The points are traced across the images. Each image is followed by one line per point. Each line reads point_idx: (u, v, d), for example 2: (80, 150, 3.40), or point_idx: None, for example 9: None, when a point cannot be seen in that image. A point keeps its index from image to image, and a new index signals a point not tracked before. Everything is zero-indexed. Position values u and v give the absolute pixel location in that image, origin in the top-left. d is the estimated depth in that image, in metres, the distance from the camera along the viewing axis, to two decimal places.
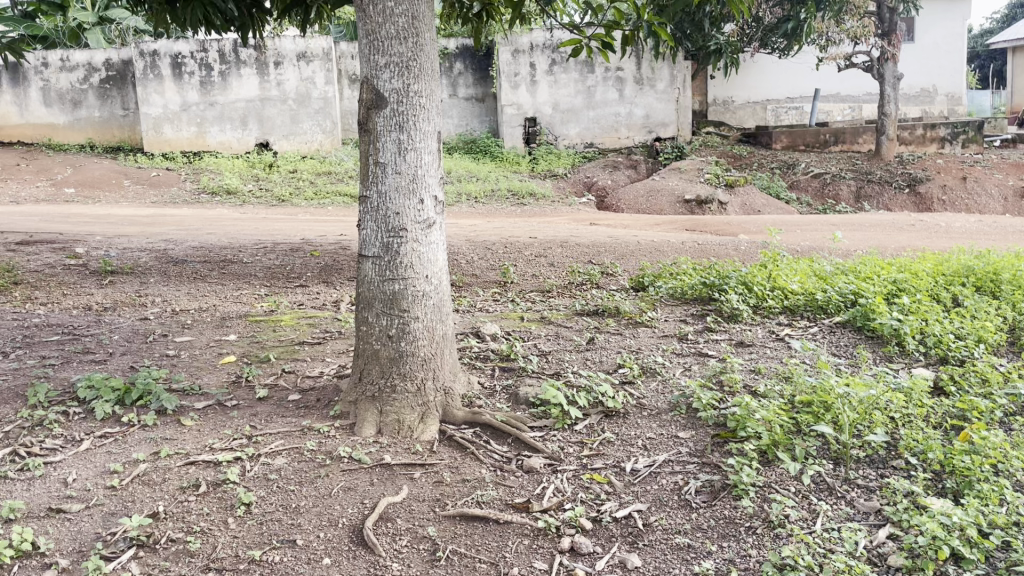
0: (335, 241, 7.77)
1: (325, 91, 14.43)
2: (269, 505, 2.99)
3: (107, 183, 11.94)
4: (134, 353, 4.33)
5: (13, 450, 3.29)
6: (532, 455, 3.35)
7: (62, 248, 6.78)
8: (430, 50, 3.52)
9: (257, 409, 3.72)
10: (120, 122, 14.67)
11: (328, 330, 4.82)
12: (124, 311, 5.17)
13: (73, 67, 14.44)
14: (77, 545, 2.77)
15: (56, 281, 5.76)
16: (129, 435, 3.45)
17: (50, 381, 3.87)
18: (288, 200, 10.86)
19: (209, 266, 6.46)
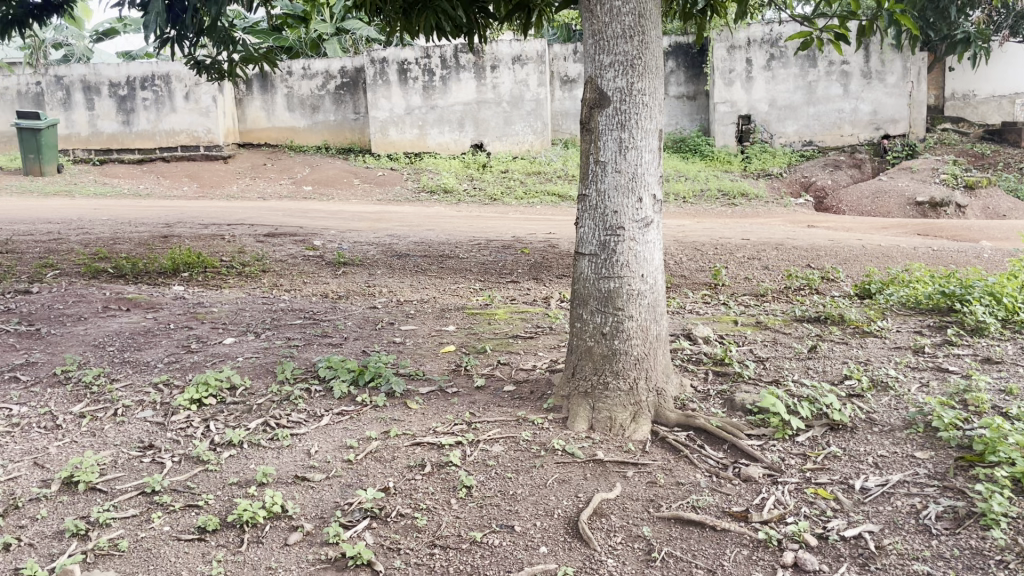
0: (545, 239, 7.92)
1: (538, 92, 14.82)
2: (489, 490, 3.10)
3: (339, 182, 12.95)
4: (364, 338, 4.66)
5: (265, 421, 3.65)
6: (750, 463, 3.24)
7: (303, 240, 7.45)
8: (656, 47, 3.49)
9: (476, 397, 3.88)
10: (352, 125, 15.88)
11: (540, 325, 4.93)
12: (356, 300, 5.59)
13: (313, 75, 15.73)
14: (319, 512, 3.00)
15: (297, 270, 6.33)
16: (362, 414, 3.72)
17: (295, 360, 4.25)
18: (500, 198, 11.23)
19: (429, 260, 6.83)
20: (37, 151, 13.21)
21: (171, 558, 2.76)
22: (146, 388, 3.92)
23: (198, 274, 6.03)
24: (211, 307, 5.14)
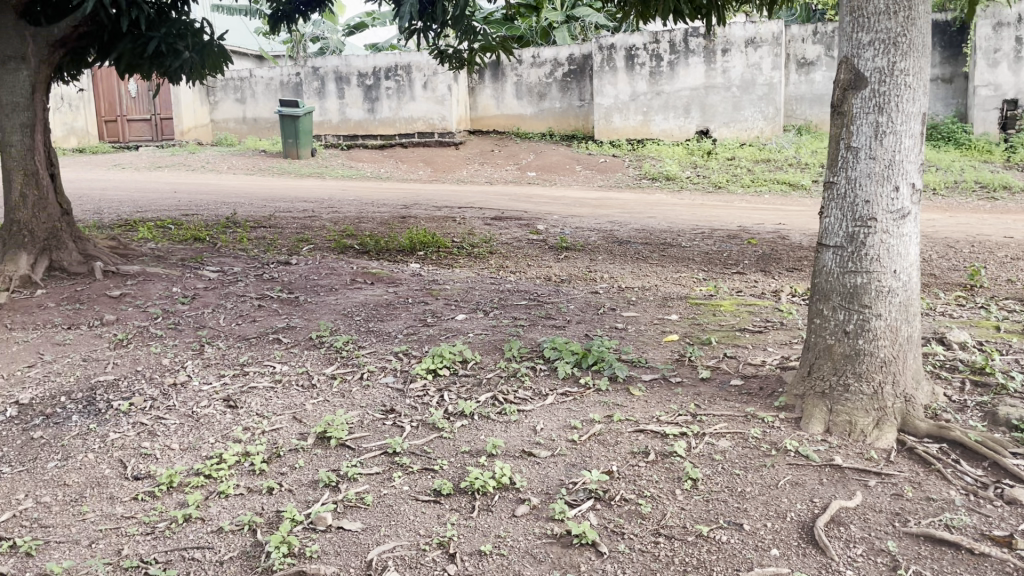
0: (773, 229, 7.57)
1: (771, 76, 14.13)
2: (716, 484, 3.02)
3: (563, 168, 13.17)
4: (588, 322, 4.70)
5: (494, 395, 3.78)
6: (1015, 485, 2.90)
7: (527, 224, 7.65)
8: (923, 22, 3.19)
9: (700, 389, 3.78)
10: (577, 112, 16.07)
11: (769, 319, 4.72)
12: (578, 284, 5.65)
13: (541, 63, 16.07)
14: (545, 488, 3.06)
15: (522, 253, 6.50)
16: (585, 396, 3.76)
17: (521, 339, 4.37)
18: (725, 186, 10.92)
19: (651, 248, 6.76)
20: (294, 137, 14.59)
21: (409, 516, 2.93)
22: (388, 355, 4.22)
23: (432, 253, 6.38)
24: (444, 285, 5.42)
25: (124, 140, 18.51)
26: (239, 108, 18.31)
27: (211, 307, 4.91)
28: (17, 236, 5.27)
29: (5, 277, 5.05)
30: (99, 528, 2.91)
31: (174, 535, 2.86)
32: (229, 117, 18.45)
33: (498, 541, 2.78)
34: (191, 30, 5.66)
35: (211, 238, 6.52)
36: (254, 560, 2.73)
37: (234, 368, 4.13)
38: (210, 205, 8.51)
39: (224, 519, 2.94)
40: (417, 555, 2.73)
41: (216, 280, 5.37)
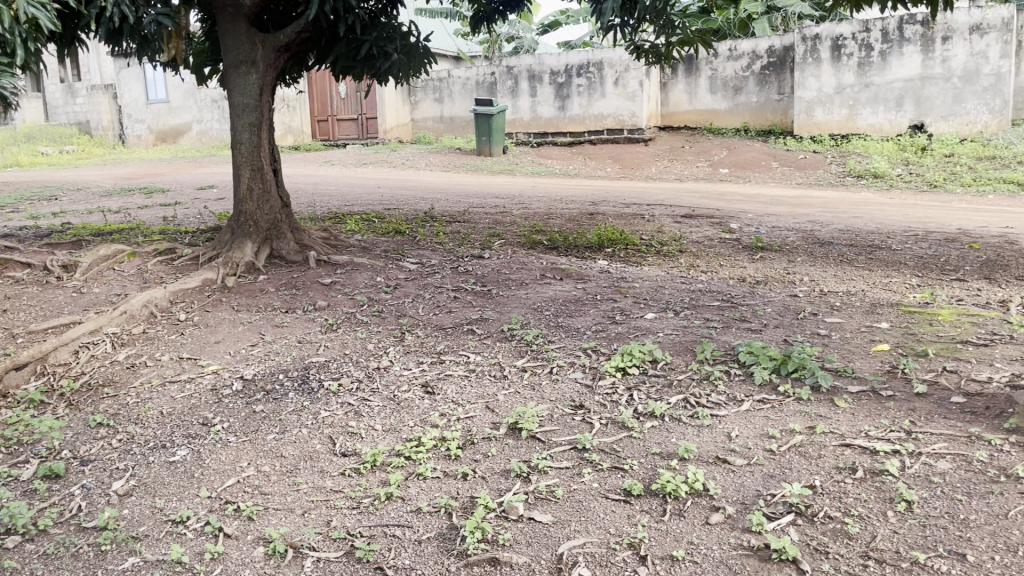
0: (999, 233, 6.88)
1: (999, 65, 12.86)
2: (934, 509, 2.78)
3: (758, 165, 12.68)
4: (786, 327, 4.48)
5: (686, 398, 3.68)
6: None
7: (720, 223, 7.42)
8: None
9: (915, 404, 3.49)
10: (775, 106, 15.36)
11: (996, 332, 4.28)
12: (775, 286, 5.40)
13: (739, 56, 15.51)
14: (741, 497, 2.94)
15: (714, 252, 6.32)
16: (784, 405, 3.58)
17: (715, 341, 4.23)
18: (941, 185, 10.06)
19: (856, 250, 6.35)
20: (488, 135, 15.01)
21: (600, 514, 2.92)
22: (577, 351, 4.23)
23: (621, 250, 6.33)
24: (634, 283, 5.36)
25: (334, 138, 19.76)
26: (437, 107, 19.11)
27: (410, 296, 5.15)
28: (245, 226, 5.77)
29: (234, 262, 5.56)
30: (311, 499, 3.13)
31: (378, 511, 3.02)
32: (428, 116, 19.32)
33: (691, 548, 2.71)
34: (400, 33, 5.97)
35: (410, 231, 6.84)
36: (450, 542, 2.82)
37: (431, 356, 4.31)
38: (409, 200, 8.95)
39: (422, 501, 3.06)
40: (608, 554, 2.72)
41: (415, 272, 5.62)
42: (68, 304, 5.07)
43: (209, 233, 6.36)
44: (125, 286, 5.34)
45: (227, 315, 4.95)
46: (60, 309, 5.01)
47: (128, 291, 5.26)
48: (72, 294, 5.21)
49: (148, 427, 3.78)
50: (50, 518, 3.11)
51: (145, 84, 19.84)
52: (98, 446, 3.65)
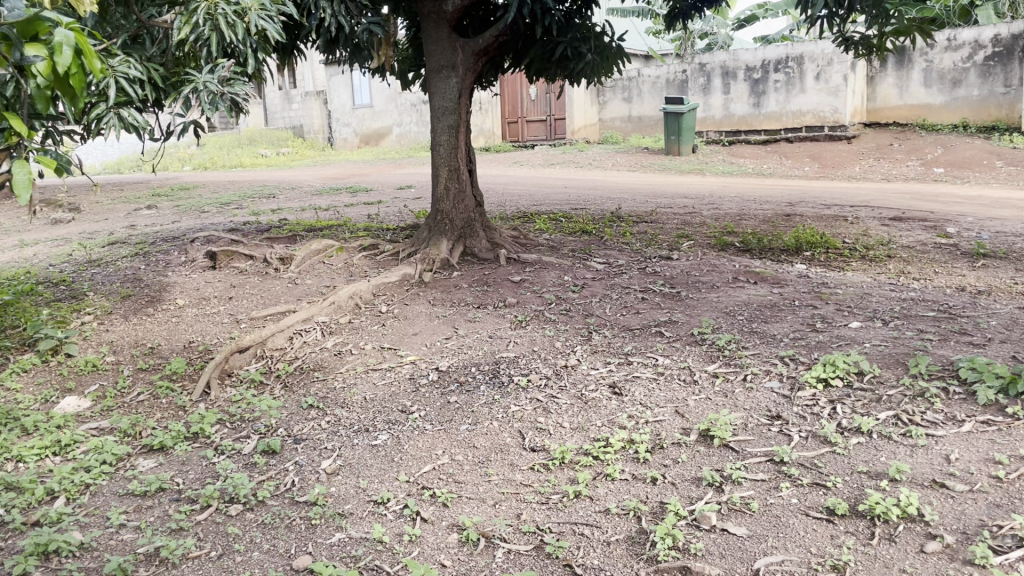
0: None
1: None
2: None
3: (978, 164, 11.62)
4: (1014, 342, 4.04)
5: (896, 414, 3.41)
6: None
7: (934, 227, 6.85)
8: None
9: None
10: (1000, 100, 14.01)
11: None
12: (1001, 297, 4.90)
13: (959, 46, 14.24)
14: (962, 526, 2.69)
15: (927, 258, 5.84)
16: (1014, 429, 3.23)
17: (930, 355, 3.88)
18: None
19: None
20: (677, 134, 14.74)
21: (800, 532, 2.77)
22: (773, 359, 4.04)
23: (820, 254, 6.00)
24: (836, 289, 5.05)
25: (523, 139, 20.07)
26: (625, 107, 18.99)
27: (598, 296, 5.14)
28: (441, 224, 6.01)
29: (430, 259, 5.80)
30: (502, 491, 3.20)
31: (567, 509, 3.03)
32: (616, 116, 19.25)
33: None
34: (594, 33, 5.95)
35: (597, 231, 6.84)
36: (640, 546, 2.79)
37: (619, 357, 4.27)
38: (596, 200, 8.97)
39: (611, 502, 3.04)
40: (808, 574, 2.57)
41: (603, 272, 5.61)
42: (284, 294, 5.51)
43: (408, 230, 6.68)
44: (333, 278, 5.73)
45: (424, 308, 5.17)
46: (278, 298, 5.46)
47: (335, 283, 5.64)
48: (287, 285, 5.66)
49: (352, 412, 4.02)
50: (267, 490, 3.39)
51: (352, 90, 21.23)
52: (309, 427, 3.93)
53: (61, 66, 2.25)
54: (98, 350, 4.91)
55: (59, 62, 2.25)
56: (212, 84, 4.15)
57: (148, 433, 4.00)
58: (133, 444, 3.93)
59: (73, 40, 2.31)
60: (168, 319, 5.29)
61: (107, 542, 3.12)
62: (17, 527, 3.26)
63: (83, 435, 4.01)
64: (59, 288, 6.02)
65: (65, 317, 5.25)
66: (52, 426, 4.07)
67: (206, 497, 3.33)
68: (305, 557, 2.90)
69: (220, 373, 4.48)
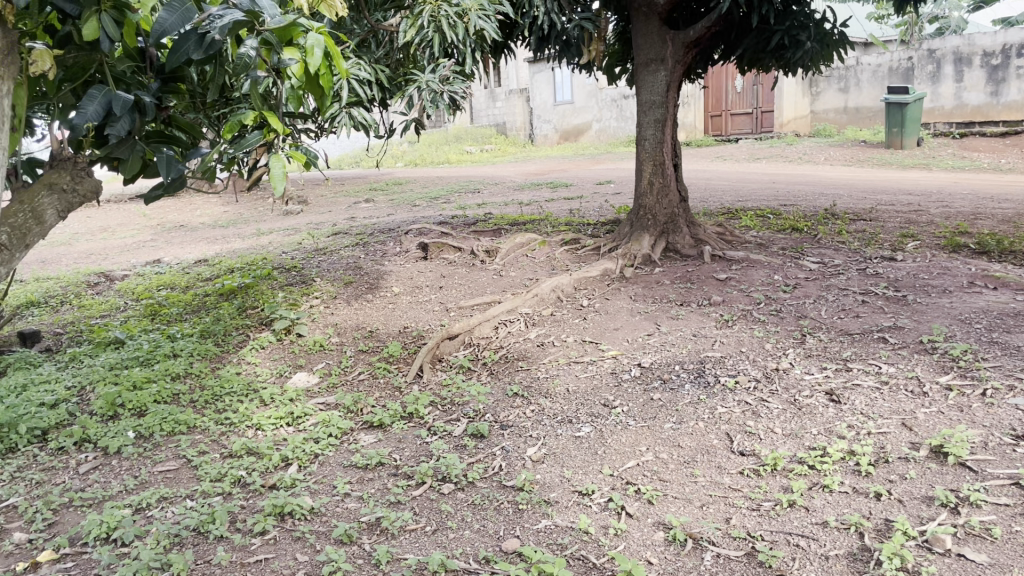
0: None
1: None
2: None
3: None
4: None
5: None
6: None
7: None
8: None
9: None
10: None
11: None
12: None
13: None
14: None
15: None
16: None
17: None
18: None
19: None
20: (900, 125, 13.77)
21: None
22: (1018, 373, 3.65)
23: None
24: None
25: (727, 133, 19.39)
26: (841, 97, 17.82)
27: (812, 297, 4.88)
28: (645, 219, 5.96)
29: (632, 254, 5.76)
30: (709, 493, 3.13)
31: (780, 517, 2.91)
32: (831, 107, 18.06)
33: None
34: (815, 20, 5.62)
35: (810, 229, 6.49)
36: (862, 564, 2.62)
37: (837, 362, 4.03)
38: (808, 196, 8.52)
39: (828, 514, 2.89)
40: None
41: (817, 272, 5.32)
42: (490, 285, 5.70)
43: (610, 225, 6.68)
44: (536, 271, 5.85)
45: (626, 303, 5.15)
46: (484, 289, 5.65)
47: (539, 276, 5.75)
48: (493, 276, 5.85)
49: (556, 402, 4.08)
50: (477, 472, 3.53)
51: (554, 87, 21.48)
52: (514, 414, 4.04)
53: (312, 67, 2.44)
54: (324, 332, 5.34)
55: (310, 63, 2.44)
56: (434, 83, 4.39)
57: (367, 411, 4.30)
58: (355, 419, 4.24)
59: (323, 42, 2.49)
60: (385, 305, 5.64)
61: (333, 509, 3.40)
62: (257, 488, 3.61)
63: (312, 408, 4.37)
64: (291, 274, 6.59)
65: (296, 300, 5.75)
66: (286, 399, 4.47)
67: (420, 474, 3.52)
68: (514, 540, 2.98)
69: (431, 358, 4.72)
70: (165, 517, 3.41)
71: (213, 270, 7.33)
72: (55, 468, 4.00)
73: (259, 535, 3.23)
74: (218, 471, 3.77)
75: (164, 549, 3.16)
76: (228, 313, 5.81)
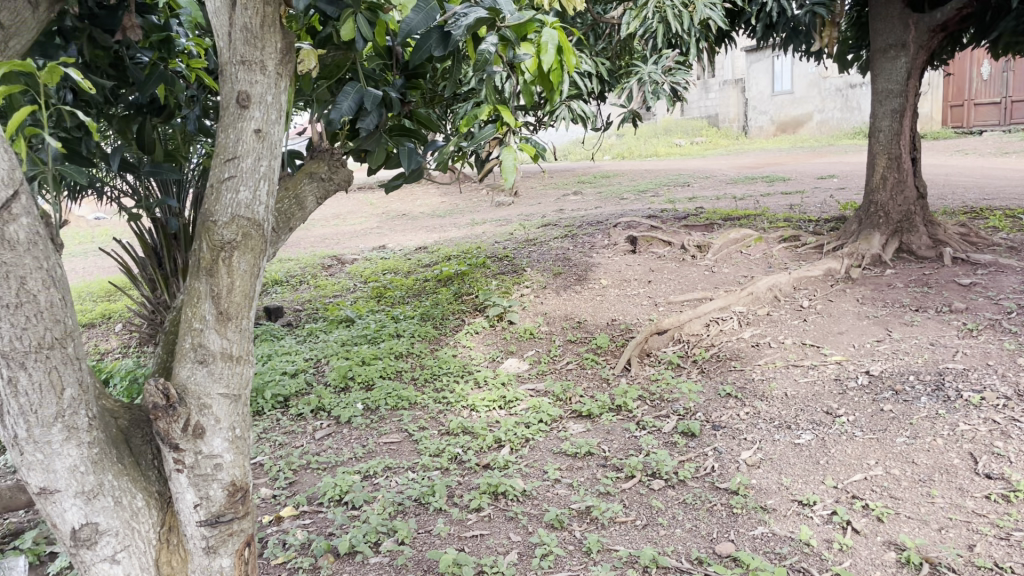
0: None
1: None
2: None
3: None
4: None
5: None
6: None
7: None
8: None
9: None
10: None
11: None
12: None
13: None
14: None
15: None
16: None
17: None
18: None
19: None
20: None
21: None
22: None
23: None
24: None
25: (969, 125, 17.67)
26: None
27: None
28: (875, 217, 5.56)
29: (859, 254, 5.39)
30: (949, 516, 2.87)
31: None
32: None
33: None
34: None
35: None
36: None
37: None
38: None
39: None
40: None
41: None
42: (702, 281, 5.58)
43: (834, 222, 6.30)
44: (751, 268, 5.65)
45: (852, 306, 4.85)
46: (696, 285, 5.53)
47: (754, 273, 5.55)
48: (705, 272, 5.72)
49: (773, 405, 3.92)
50: (689, 470, 3.46)
51: (772, 76, 20.48)
52: (727, 415, 3.92)
53: (544, 64, 2.30)
54: (534, 320, 5.46)
55: (542, 60, 2.30)
56: (655, 74, 4.35)
57: (577, 400, 4.35)
58: (564, 407, 4.31)
59: (556, 38, 2.34)
60: (594, 296, 5.68)
61: (544, 493, 3.48)
62: (472, 465, 3.77)
63: (523, 393, 4.49)
64: (504, 263, 6.80)
65: (508, 289, 5.93)
66: (498, 382, 4.63)
67: (630, 468, 3.52)
68: (728, 544, 2.91)
69: (640, 352, 4.70)
70: (390, 486, 3.66)
71: (431, 257, 7.73)
72: (295, 432, 4.40)
73: (474, 511, 3.37)
74: (436, 446, 3.98)
75: (390, 515, 3.38)
76: (445, 298, 6.11)
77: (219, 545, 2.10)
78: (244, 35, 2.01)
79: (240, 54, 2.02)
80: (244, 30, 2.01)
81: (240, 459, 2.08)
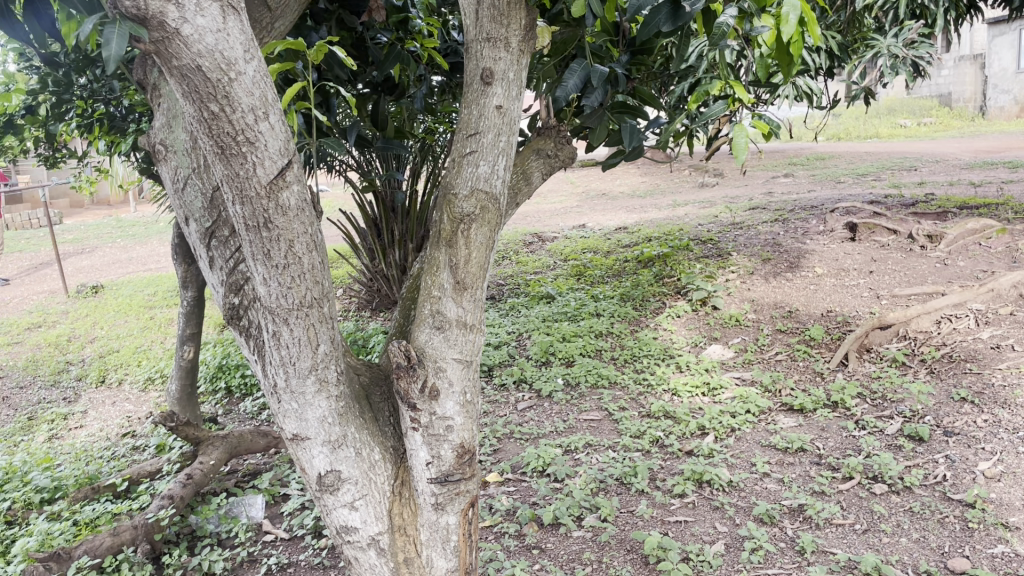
0: None
1: None
2: None
3: None
4: None
5: None
6: None
7: None
8: None
9: None
10: None
11: None
12: None
13: None
14: None
15: None
16: None
17: None
18: None
19: None
20: None
21: None
22: None
23: None
24: None
25: None
26: None
27: None
28: None
29: None
30: None
31: None
32: None
33: None
34: None
35: None
36: None
37: None
38: None
39: None
40: None
41: None
42: (932, 275, 5.14)
43: None
44: (991, 262, 5.14)
45: None
46: (925, 278, 5.10)
47: (995, 268, 5.04)
48: (935, 265, 5.26)
49: (1017, 414, 3.54)
50: (916, 476, 3.21)
51: (1018, 51, 18.55)
52: (962, 421, 3.60)
53: (781, 36, 2.03)
54: (740, 306, 5.28)
55: (780, 32, 2.02)
56: (895, 47, 4.07)
57: (787, 392, 4.16)
58: (773, 400, 4.13)
59: (799, 7, 2.05)
60: (807, 285, 5.38)
61: (752, 486, 3.36)
62: (675, 451, 3.71)
63: (728, 381, 4.36)
64: (708, 246, 6.62)
65: (713, 272, 5.76)
66: (702, 368, 4.52)
67: (848, 469, 3.31)
68: (963, 560, 2.68)
69: (858, 347, 4.41)
70: (592, 462, 3.68)
71: (632, 238, 7.67)
72: (499, 402, 4.53)
73: (678, 496, 3.32)
74: (638, 428, 3.95)
75: (592, 491, 3.41)
76: (646, 279, 6.05)
77: (446, 503, 2.20)
78: (491, 13, 2.05)
79: (486, 31, 2.07)
80: (491, 7, 2.05)
81: (469, 423, 2.16)
